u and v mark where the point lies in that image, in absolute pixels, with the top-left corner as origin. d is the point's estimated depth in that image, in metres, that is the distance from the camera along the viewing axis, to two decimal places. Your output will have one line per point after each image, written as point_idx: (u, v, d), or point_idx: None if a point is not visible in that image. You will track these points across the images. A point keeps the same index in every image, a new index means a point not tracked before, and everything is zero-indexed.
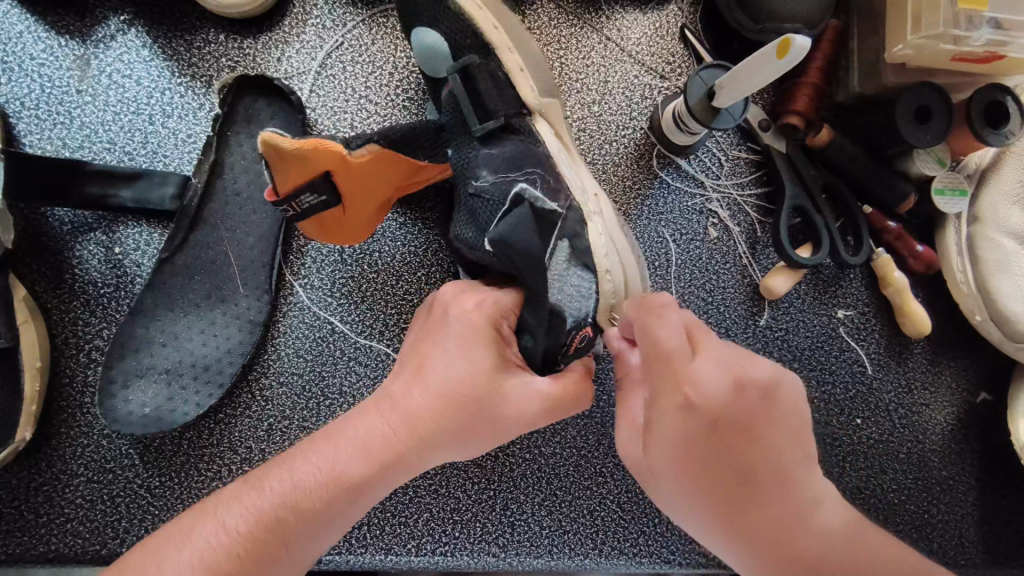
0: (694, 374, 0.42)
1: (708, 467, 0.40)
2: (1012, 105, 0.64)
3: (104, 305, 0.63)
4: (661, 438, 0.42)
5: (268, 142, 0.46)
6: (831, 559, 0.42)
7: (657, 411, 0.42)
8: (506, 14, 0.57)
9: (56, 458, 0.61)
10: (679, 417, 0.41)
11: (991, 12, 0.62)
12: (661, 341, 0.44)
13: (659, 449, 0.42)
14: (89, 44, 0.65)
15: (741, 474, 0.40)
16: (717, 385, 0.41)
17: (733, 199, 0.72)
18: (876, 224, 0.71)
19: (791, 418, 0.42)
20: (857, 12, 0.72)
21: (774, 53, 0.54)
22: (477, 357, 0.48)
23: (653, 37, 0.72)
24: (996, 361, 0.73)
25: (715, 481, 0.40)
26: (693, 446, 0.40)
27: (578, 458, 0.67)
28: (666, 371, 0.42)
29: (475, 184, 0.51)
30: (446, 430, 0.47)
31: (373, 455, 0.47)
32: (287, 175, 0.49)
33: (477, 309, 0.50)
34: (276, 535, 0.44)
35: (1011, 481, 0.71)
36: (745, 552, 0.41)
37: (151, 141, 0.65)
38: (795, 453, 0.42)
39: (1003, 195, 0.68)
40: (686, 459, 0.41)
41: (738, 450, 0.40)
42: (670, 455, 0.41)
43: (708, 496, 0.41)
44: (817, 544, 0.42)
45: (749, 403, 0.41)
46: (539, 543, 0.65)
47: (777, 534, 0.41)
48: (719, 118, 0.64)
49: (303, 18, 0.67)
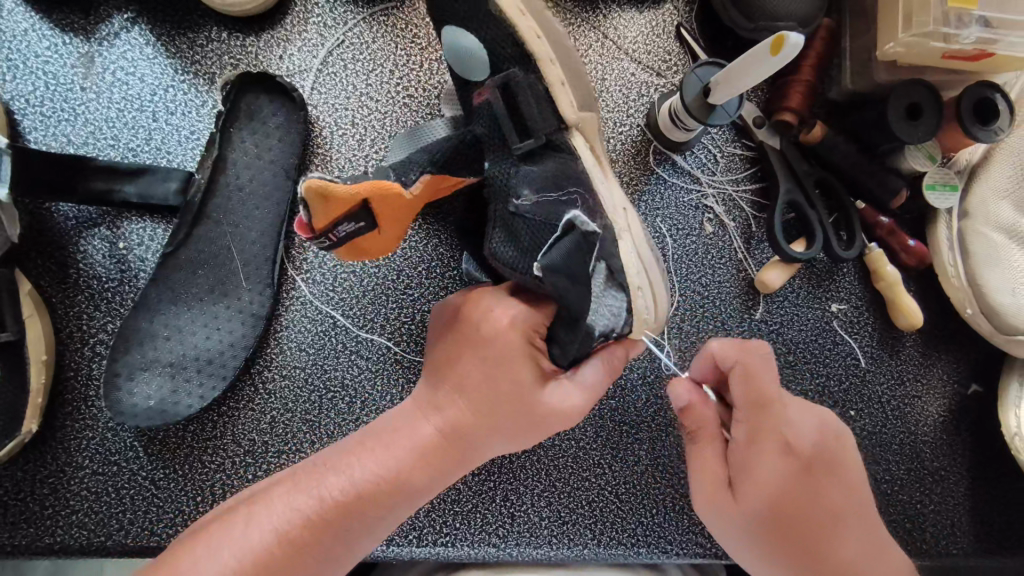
0: (788, 422, 0.53)
1: (802, 501, 0.51)
2: (1001, 102, 0.66)
3: (108, 299, 0.64)
4: (759, 475, 0.51)
5: (310, 185, 0.47)
6: None
7: (753, 453, 0.52)
8: (551, 23, 0.54)
9: (61, 450, 0.62)
10: (779, 454, 0.52)
11: (980, 11, 0.64)
12: (768, 388, 0.52)
13: (756, 485, 0.51)
14: (93, 41, 0.66)
15: (827, 508, 0.51)
16: (805, 432, 0.53)
17: (728, 194, 0.73)
18: (869, 220, 0.72)
19: (855, 455, 0.55)
20: (849, 11, 0.74)
21: (767, 50, 0.55)
22: (519, 371, 0.50)
23: (650, 36, 0.74)
24: (985, 354, 0.74)
25: (802, 516, 0.50)
26: (789, 483, 0.51)
27: (576, 450, 0.68)
28: (768, 417, 0.52)
29: (515, 203, 0.50)
30: (490, 434, 0.51)
31: (425, 460, 0.50)
32: (325, 213, 0.49)
33: (507, 326, 0.51)
34: (333, 536, 0.47)
35: (1000, 472, 0.72)
36: None
37: (154, 138, 0.66)
38: (857, 493, 0.53)
39: (991, 190, 0.70)
40: (784, 493, 0.51)
41: (822, 489, 0.51)
42: (767, 491, 0.51)
43: (794, 530, 0.50)
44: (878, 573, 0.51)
45: (829, 443, 0.53)
46: (538, 534, 0.66)
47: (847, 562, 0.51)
48: (714, 115, 0.65)
49: (304, 16, 0.68)
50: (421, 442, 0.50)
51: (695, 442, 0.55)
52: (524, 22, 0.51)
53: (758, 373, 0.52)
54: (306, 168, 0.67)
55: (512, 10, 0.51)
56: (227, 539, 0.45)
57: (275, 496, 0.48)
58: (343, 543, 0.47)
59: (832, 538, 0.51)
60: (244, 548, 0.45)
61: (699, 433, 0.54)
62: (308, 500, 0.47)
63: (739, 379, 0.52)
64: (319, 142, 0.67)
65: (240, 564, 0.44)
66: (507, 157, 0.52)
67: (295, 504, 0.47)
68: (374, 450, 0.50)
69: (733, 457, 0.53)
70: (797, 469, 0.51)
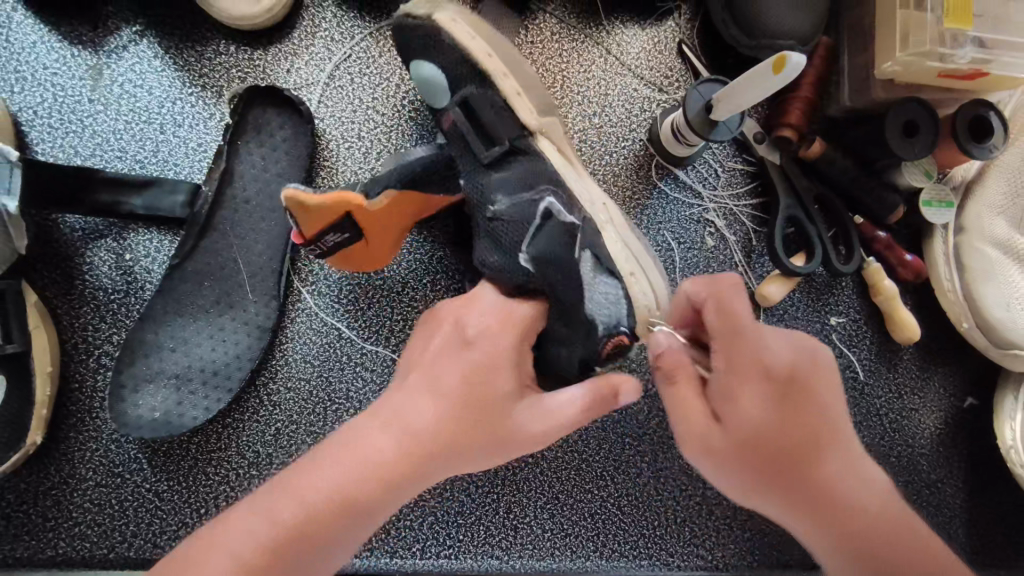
0: (761, 348, 0.47)
1: (783, 431, 0.45)
2: (995, 120, 0.67)
3: (114, 311, 0.64)
4: (732, 410, 0.47)
5: (292, 201, 0.50)
6: (887, 526, 0.46)
7: (724, 386, 0.47)
8: (498, 39, 0.58)
9: (64, 462, 0.61)
10: (757, 386, 0.46)
11: (974, 31, 0.65)
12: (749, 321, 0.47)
13: (730, 420, 0.47)
14: (101, 53, 0.66)
15: (800, 444, 0.45)
16: (781, 355, 0.46)
17: (729, 209, 0.74)
18: (867, 234, 0.73)
19: (834, 378, 0.48)
20: (847, 31, 0.75)
21: (769, 69, 0.56)
22: (498, 374, 0.50)
23: (652, 52, 0.75)
24: (981, 367, 0.75)
25: (780, 448, 0.45)
26: (767, 413, 0.46)
27: (579, 462, 0.68)
28: (738, 349, 0.47)
29: (493, 208, 0.54)
30: (463, 444, 0.48)
31: (395, 469, 0.46)
32: (309, 224, 0.52)
33: (496, 321, 0.52)
34: (299, 554, 0.42)
35: (997, 484, 0.73)
36: (802, 514, 0.47)
37: (161, 150, 0.66)
38: (842, 412, 0.47)
39: (988, 205, 0.72)
40: (760, 424, 0.46)
41: (801, 415, 0.46)
42: (740, 425, 0.46)
43: (767, 466, 0.46)
44: (869, 511, 0.46)
45: (808, 366, 0.47)
46: (541, 546, 0.67)
47: (835, 500, 0.46)
48: (716, 131, 0.66)
49: (311, 30, 0.69)
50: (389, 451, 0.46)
51: (673, 383, 0.50)
52: (475, 45, 0.55)
53: (733, 300, 0.48)
54: (312, 181, 0.68)
55: (465, 37, 0.55)
56: None
57: (233, 520, 0.42)
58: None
59: (806, 473, 0.45)
60: None
61: (681, 373, 0.50)
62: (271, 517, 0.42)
63: (714, 310, 0.48)
64: (325, 155, 0.68)
65: None
66: (478, 168, 0.56)
67: (261, 519, 0.42)
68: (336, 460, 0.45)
69: (717, 388, 0.48)
70: (778, 401, 0.46)
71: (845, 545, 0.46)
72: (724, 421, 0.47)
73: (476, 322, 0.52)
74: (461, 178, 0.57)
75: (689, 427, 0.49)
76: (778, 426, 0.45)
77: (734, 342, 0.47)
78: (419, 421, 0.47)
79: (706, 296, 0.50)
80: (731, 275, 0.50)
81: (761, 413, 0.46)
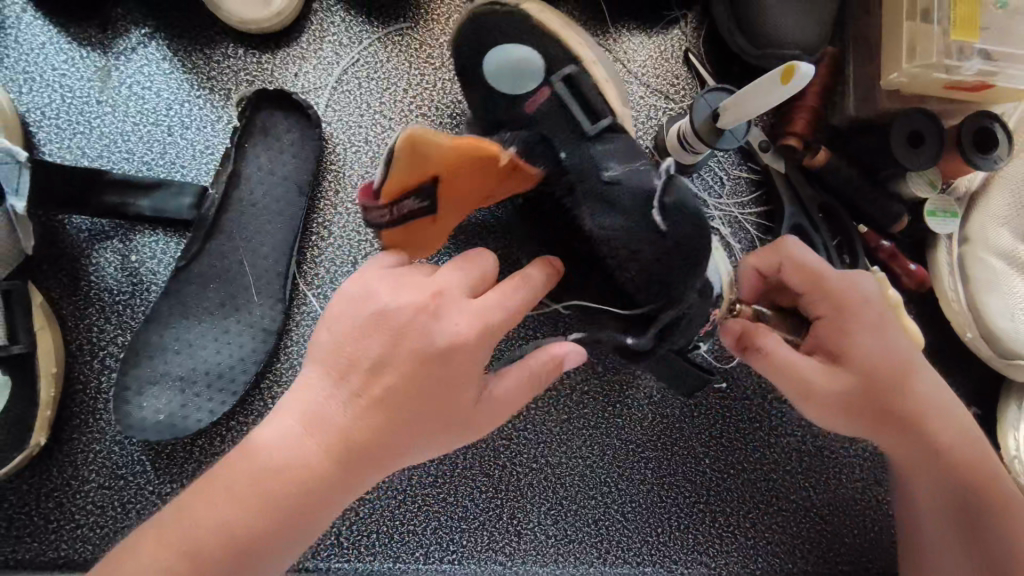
0: (854, 285, 0.56)
1: (892, 351, 0.55)
2: (1000, 132, 0.67)
3: (119, 312, 0.64)
4: (854, 345, 0.54)
5: (407, 136, 0.44)
6: (959, 417, 0.58)
7: (834, 329, 0.55)
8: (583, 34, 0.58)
9: (67, 463, 0.61)
10: (867, 317, 0.55)
11: (981, 43, 0.65)
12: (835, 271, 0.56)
13: (857, 353, 0.54)
14: (110, 55, 0.66)
15: (904, 360, 0.55)
16: (870, 287, 0.56)
17: (734, 217, 0.75)
18: (871, 244, 0.73)
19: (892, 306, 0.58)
20: (852, 41, 0.76)
21: (777, 79, 0.56)
22: (452, 373, 0.46)
23: (658, 60, 0.75)
24: (984, 378, 0.75)
25: (895, 366, 0.55)
26: (882, 337, 0.54)
27: (583, 468, 0.68)
28: (838, 290, 0.55)
29: (607, 174, 0.52)
30: (410, 432, 0.46)
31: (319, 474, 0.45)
32: (404, 176, 0.47)
33: (472, 322, 0.46)
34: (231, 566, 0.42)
35: None
36: (914, 425, 0.56)
37: (168, 152, 0.66)
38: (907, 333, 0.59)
39: (992, 217, 0.72)
40: (878, 350, 0.54)
41: (898, 335, 0.55)
42: (868, 354, 0.54)
43: (889, 387, 0.54)
44: (950, 409, 0.57)
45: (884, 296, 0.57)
46: (545, 552, 0.66)
47: (932, 401, 0.56)
48: (723, 139, 0.66)
49: (320, 35, 0.69)
50: (312, 456, 0.45)
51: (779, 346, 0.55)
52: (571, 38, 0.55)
53: (808, 257, 0.57)
54: (318, 184, 0.68)
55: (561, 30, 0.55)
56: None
57: (147, 544, 0.43)
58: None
59: (911, 385, 0.55)
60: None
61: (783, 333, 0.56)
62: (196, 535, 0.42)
63: (794, 270, 0.57)
64: (333, 159, 0.68)
65: None
66: (582, 142, 0.54)
67: (176, 548, 0.42)
68: (252, 470, 0.44)
69: (824, 334, 0.56)
70: (880, 328, 0.55)
71: (932, 444, 0.56)
72: (842, 360, 0.54)
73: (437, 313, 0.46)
74: (562, 152, 0.53)
75: (803, 384, 0.54)
76: (890, 345, 0.55)
77: (833, 291, 0.55)
78: (348, 421, 0.45)
79: (778, 260, 0.58)
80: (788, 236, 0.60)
81: (877, 340, 0.54)
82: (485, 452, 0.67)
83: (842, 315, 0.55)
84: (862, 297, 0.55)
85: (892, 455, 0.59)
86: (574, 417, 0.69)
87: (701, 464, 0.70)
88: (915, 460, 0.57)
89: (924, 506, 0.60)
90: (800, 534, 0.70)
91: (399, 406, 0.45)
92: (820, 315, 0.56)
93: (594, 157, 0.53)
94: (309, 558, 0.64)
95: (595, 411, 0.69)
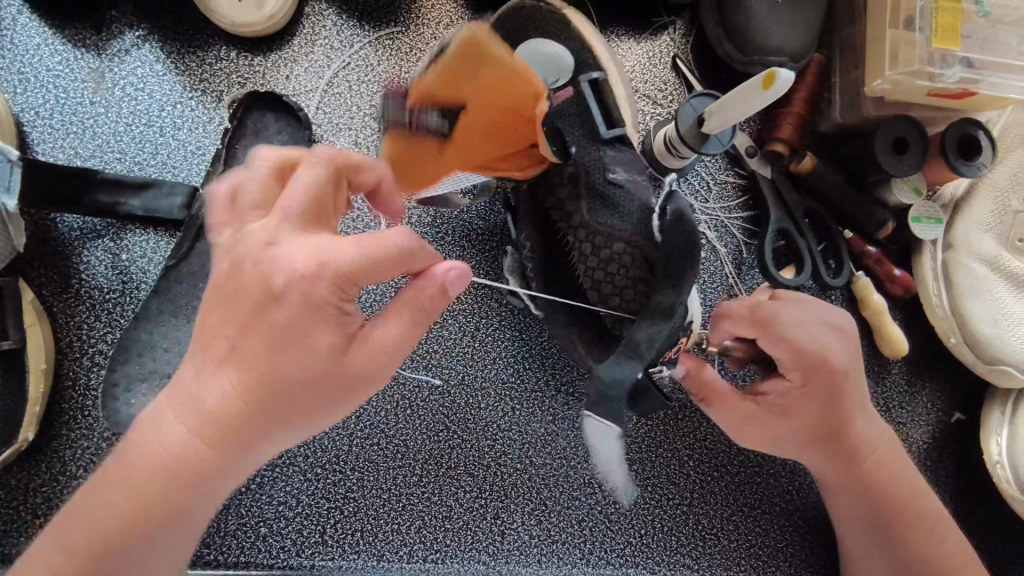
0: (825, 355, 0.55)
1: (837, 416, 0.57)
2: (983, 139, 0.68)
3: (109, 310, 0.65)
4: (796, 410, 0.57)
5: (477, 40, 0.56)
6: (893, 461, 0.61)
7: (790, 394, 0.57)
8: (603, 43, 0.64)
9: (55, 459, 0.62)
10: (824, 388, 0.56)
11: (963, 51, 0.66)
12: (807, 339, 0.55)
13: (795, 418, 0.58)
14: (104, 57, 0.67)
15: (847, 422, 0.58)
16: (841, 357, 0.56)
17: (720, 221, 0.75)
18: (856, 249, 0.73)
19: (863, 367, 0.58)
20: (838, 49, 0.77)
21: (760, 84, 0.57)
22: (305, 323, 0.42)
23: (647, 65, 0.76)
24: (968, 384, 0.76)
25: (830, 431, 0.58)
26: (829, 406, 0.57)
27: (567, 469, 0.69)
28: (807, 361, 0.55)
29: (612, 176, 0.58)
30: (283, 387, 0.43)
31: (186, 455, 0.44)
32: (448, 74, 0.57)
33: (310, 256, 0.42)
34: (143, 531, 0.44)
35: (984, 498, 0.73)
36: (843, 469, 0.60)
37: (160, 153, 0.67)
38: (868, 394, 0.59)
39: (973, 224, 0.72)
40: (816, 419, 0.57)
41: (849, 406, 0.57)
42: (805, 422, 0.58)
43: (821, 441, 0.59)
44: (885, 456, 0.61)
45: (855, 363, 0.57)
46: (528, 553, 0.67)
47: (865, 453, 0.60)
48: (708, 144, 0.67)
49: (311, 38, 0.70)
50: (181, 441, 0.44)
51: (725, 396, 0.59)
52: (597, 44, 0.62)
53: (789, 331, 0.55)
54: None
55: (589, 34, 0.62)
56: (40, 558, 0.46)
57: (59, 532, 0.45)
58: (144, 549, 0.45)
59: (848, 439, 0.59)
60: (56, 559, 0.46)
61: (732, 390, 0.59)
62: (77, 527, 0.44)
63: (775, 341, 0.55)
64: None
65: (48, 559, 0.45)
66: (594, 143, 0.58)
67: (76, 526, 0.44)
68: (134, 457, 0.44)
69: (785, 397, 0.58)
70: (832, 398, 0.56)
71: (866, 485, 0.60)
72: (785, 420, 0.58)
73: (260, 267, 0.43)
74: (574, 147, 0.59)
75: (740, 427, 0.60)
76: (835, 413, 0.57)
77: (804, 361, 0.55)
78: (210, 397, 0.43)
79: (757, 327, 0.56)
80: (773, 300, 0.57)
81: (821, 410, 0.57)
82: (469, 453, 0.68)
83: (807, 385, 0.56)
84: (828, 368, 0.55)
85: (827, 483, 0.63)
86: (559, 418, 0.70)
87: (685, 466, 0.70)
88: (844, 494, 0.62)
89: (848, 533, 0.64)
90: (782, 537, 0.70)
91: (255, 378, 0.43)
92: (788, 376, 0.57)
93: (604, 159, 0.58)
94: (293, 556, 0.64)
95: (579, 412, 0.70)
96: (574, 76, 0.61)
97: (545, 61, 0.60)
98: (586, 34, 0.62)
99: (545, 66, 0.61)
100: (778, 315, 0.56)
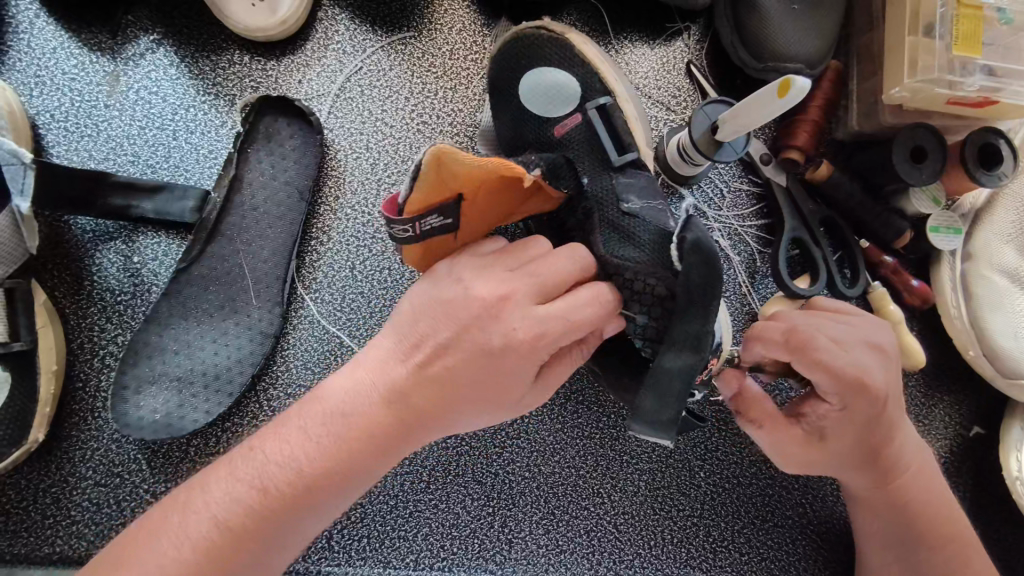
0: (866, 376, 0.53)
1: (869, 437, 0.56)
2: (1004, 148, 0.67)
3: (120, 312, 0.65)
4: (832, 430, 0.56)
5: (437, 152, 0.45)
6: (927, 477, 0.60)
7: (829, 417, 0.56)
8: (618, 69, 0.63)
9: (65, 460, 0.62)
10: (865, 409, 0.54)
11: (983, 59, 0.65)
12: (847, 363, 0.53)
13: (831, 439, 0.57)
14: (119, 61, 0.68)
15: (881, 439, 0.56)
16: (878, 377, 0.54)
17: (733, 229, 0.74)
18: (873, 259, 0.72)
19: (898, 383, 0.56)
20: (856, 55, 0.76)
21: (775, 92, 0.56)
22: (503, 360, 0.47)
23: (660, 72, 0.75)
24: (987, 397, 0.74)
25: (863, 450, 0.57)
26: (864, 425, 0.55)
27: (576, 479, 0.68)
28: (846, 386, 0.53)
29: (625, 207, 0.55)
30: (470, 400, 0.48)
31: (320, 470, 0.46)
32: (427, 188, 0.47)
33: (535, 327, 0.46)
34: (300, 505, 0.46)
35: (1002, 515, 0.72)
36: (874, 482, 0.59)
37: (173, 156, 0.67)
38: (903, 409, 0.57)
39: (995, 234, 0.71)
40: (850, 437, 0.56)
41: (887, 425, 0.56)
42: (840, 442, 0.57)
43: (852, 459, 0.57)
44: (919, 472, 0.59)
45: (892, 384, 0.55)
46: (535, 562, 0.66)
47: (897, 469, 0.58)
48: (720, 151, 0.66)
49: (325, 43, 0.70)
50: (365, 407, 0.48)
51: (762, 417, 0.59)
52: (605, 66, 0.60)
53: (825, 352, 0.53)
54: (319, 191, 0.68)
55: (593, 57, 0.60)
56: (170, 532, 0.44)
57: (215, 485, 0.46)
58: (299, 516, 0.46)
59: (881, 457, 0.57)
60: (197, 530, 0.44)
61: (765, 419, 0.59)
62: (200, 528, 0.44)
63: (816, 370, 0.53)
64: (334, 165, 0.69)
65: (209, 530, 0.44)
66: (606, 171, 0.57)
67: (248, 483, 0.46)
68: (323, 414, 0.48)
69: (823, 421, 0.56)
70: (871, 422, 0.55)
71: (892, 499, 0.59)
72: (822, 441, 0.57)
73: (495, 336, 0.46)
74: (584, 178, 0.58)
75: (774, 445, 0.60)
76: (866, 433, 0.56)
77: (845, 387, 0.53)
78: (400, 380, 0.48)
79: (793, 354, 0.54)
80: (805, 326, 0.54)
81: (859, 431, 0.56)
82: (479, 460, 0.67)
83: (845, 409, 0.54)
84: (866, 391, 0.53)
85: (859, 497, 0.62)
86: (569, 427, 0.69)
87: (696, 477, 0.69)
88: (875, 509, 0.61)
89: (870, 545, 0.63)
90: (794, 551, 0.69)
91: (413, 405, 0.48)
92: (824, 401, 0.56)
93: (616, 188, 0.56)
94: (300, 561, 0.64)
95: (590, 420, 0.69)
96: (576, 94, 0.59)
97: (544, 89, 0.59)
98: (590, 56, 0.60)
99: (543, 96, 0.59)
100: (814, 340, 0.53)
